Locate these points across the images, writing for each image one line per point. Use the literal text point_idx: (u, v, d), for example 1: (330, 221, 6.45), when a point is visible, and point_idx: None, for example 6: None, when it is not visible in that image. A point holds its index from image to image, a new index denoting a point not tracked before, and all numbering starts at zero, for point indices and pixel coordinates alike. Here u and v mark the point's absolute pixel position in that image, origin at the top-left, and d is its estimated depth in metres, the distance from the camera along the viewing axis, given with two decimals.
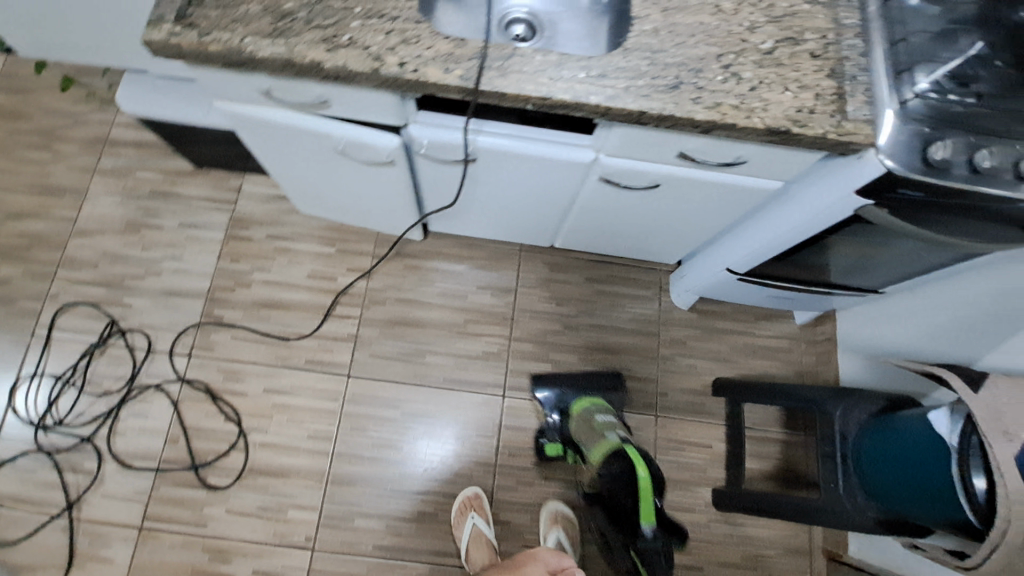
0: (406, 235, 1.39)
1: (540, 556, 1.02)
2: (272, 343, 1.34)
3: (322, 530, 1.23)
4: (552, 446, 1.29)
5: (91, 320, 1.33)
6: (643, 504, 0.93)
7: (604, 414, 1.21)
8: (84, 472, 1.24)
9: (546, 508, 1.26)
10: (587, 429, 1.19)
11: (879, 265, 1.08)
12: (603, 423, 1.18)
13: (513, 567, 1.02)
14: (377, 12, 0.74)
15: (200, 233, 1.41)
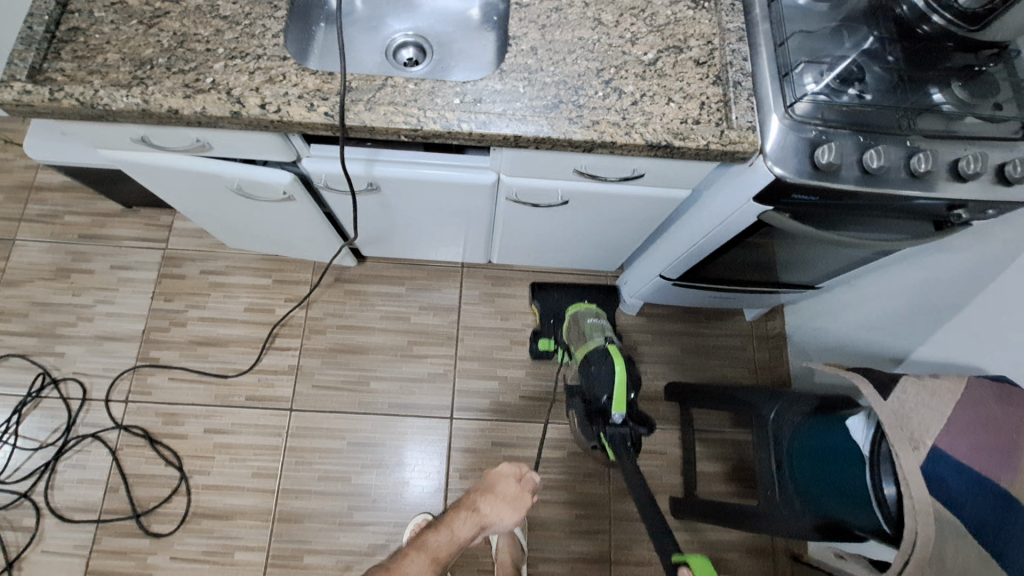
0: (340, 261, 1.37)
1: (503, 471, 0.98)
2: (211, 381, 1.32)
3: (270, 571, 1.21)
4: (543, 342, 1.32)
5: (23, 372, 1.30)
6: (616, 398, 0.96)
7: (596, 320, 1.28)
8: (22, 529, 1.21)
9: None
10: (579, 332, 1.25)
11: (809, 263, 1.04)
12: (592, 328, 1.25)
13: (483, 488, 0.93)
14: (241, 52, 0.72)
15: (132, 274, 1.38)
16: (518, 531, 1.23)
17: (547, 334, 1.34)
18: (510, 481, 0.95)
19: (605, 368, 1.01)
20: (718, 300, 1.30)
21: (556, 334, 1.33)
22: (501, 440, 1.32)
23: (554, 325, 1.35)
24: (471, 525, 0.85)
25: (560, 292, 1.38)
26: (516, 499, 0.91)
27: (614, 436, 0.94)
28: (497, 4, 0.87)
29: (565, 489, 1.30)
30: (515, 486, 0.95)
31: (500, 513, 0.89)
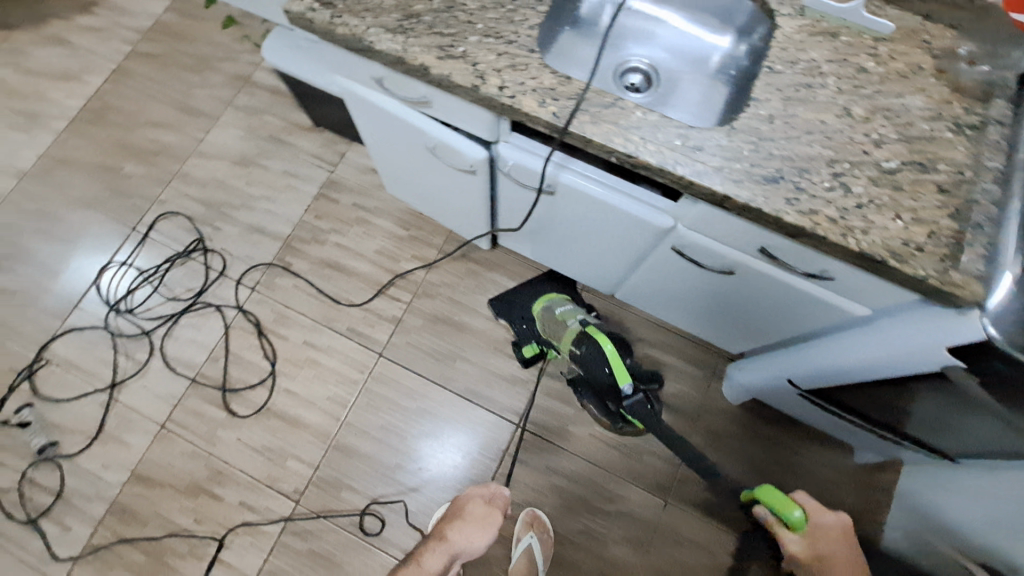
0: (474, 241, 1.40)
1: (475, 495, 1.14)
2: (325, 302, 1.41)
3: (310, 489, 1.27)
4: (526, 347, 1.32)
5: (185, 231, 1.47)
6: (618, 372, 0.98)
7: (564, 306, 1.29)
8: (133, 360, 1.35)
9: (523, 514, 1.25)
10: (555, 324, 1.27)
11: (957, 436, 0.90)
12: (563, 315, 1.26)
13: (454, 512, 1.12)
14: (496, 33, 0.75)
15: (297, 183, 1.52)
16: (541, 562, 1.20)
17: (526, 340, 1.34)
18: (479, 505, 1.11)
19: (593, 350, 1.04)
20: (833, 426, 1.20)
21: (535, 335, 1.34)
22: (555, 466, 1.30)
23: (528, 328, 1.35)
24: (441, 555, 1.04)
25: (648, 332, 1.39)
26: (482, 521, 1.08)
27: (635, 411, 0.94)
28: (740, 60, 0.86)
29: (598, 542, 1.25)
30: (483, 508, 1.11)
31: (469, 536, 1.06)
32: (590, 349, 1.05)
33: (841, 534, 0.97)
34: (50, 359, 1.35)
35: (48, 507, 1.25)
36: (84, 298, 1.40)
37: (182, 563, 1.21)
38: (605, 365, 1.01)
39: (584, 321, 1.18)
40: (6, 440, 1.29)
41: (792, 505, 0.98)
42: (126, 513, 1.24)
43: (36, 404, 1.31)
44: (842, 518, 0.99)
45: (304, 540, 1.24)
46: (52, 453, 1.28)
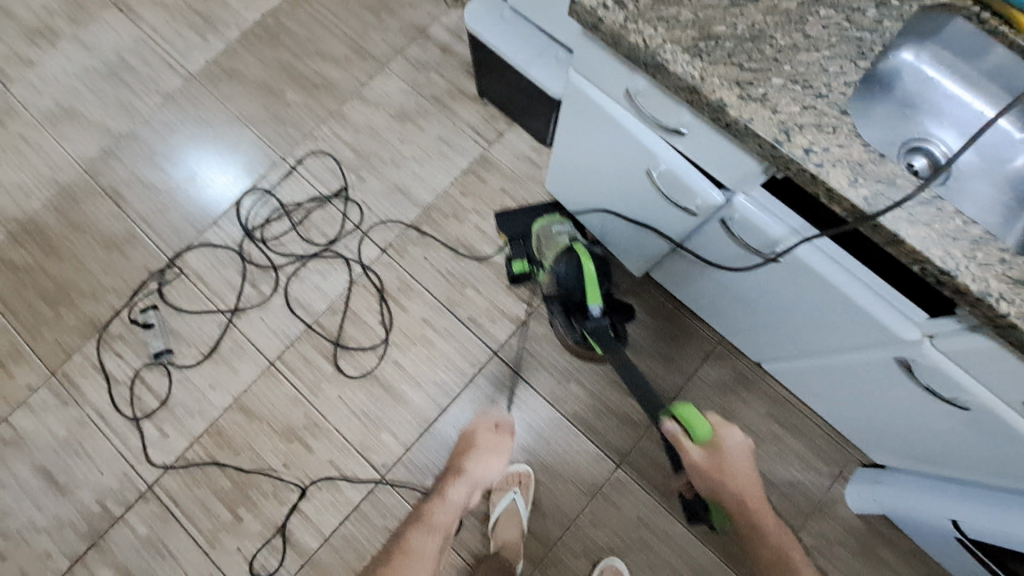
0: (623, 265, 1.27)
1: (481, 425, 1.23)
2: (451, 283, 1.34)
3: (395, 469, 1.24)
4: (517, 263, 1.28)
5: (330, 175, 1.42)
6: (590, 292, 1.07)
7: (561, 224, 1.25)
8: (257, 291, 1.34)
9: (601, 565, 1.17)
10: (546, 241, 1.24)
11: None
12: (557, 232, 1.23)
13: (462, 448, 1.16)
14: (805, 80, 0.64)
15: (450, 151, 1.42)
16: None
17: (519, 256, 1.29)
18: (489, 434, 1.21)
19: (572, 267, 1.10)
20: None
21: (527, 252, 1.29)
22: (647, 520, 1.21)
23: (524, 246, 1.30)
24: (462, 486, 1.08)
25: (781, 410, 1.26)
26: (495, 450, 1.14)
27: (596, 330, 1.07)
28: None
29: None
30: (492, 435, 1.21)
31: (486, 462, 1.13)
32: (569, 265, 1.11)
33: (741, 448, 0.96)
34: (181, 269, 1.36)
35: (153, 411, 1.28)
36: (224, 217, 1.40)
37: (262, 504, 1.22)
38: (580, 283, 1.09)
39: (574, 240, 1.18)
40: (129, 335, 1.32)
41: (702, 422, 0.93)
42: (222, 439, 1.26)
43: (163, 309, 1.34)
44: (743, 436, 0.97)
45: (379, 517, 1.22)
46: (166, 359, 1.30)
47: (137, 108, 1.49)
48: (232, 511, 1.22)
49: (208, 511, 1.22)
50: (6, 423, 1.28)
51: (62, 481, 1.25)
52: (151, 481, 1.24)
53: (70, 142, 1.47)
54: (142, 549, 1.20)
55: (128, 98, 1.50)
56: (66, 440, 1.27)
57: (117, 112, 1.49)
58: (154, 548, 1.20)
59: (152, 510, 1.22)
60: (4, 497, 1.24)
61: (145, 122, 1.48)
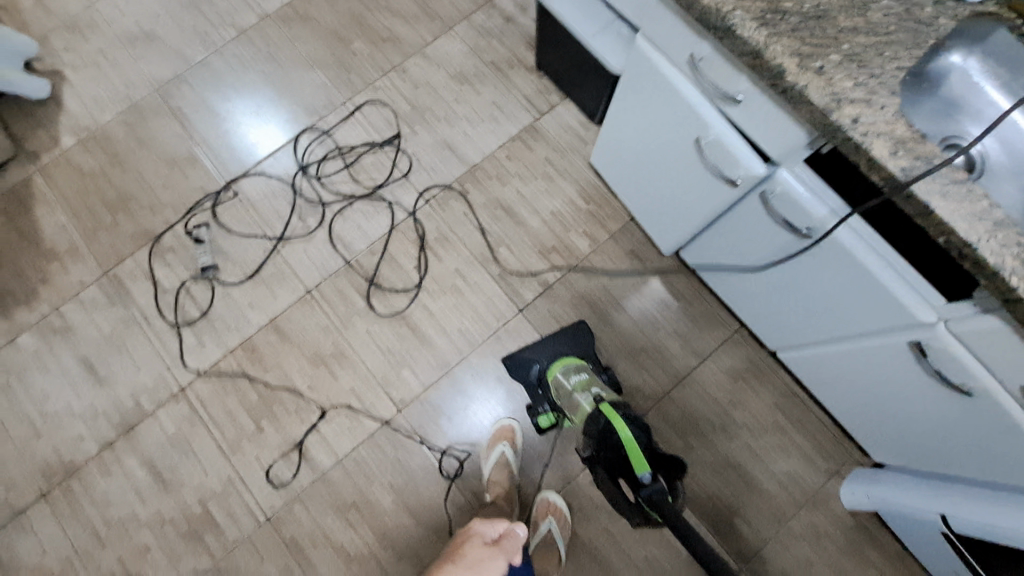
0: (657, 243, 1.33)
1: (476, 534, 1.02)
2: (486, 241, 1.40)
3: (412, 405, 1.31)
4: (543, 418, 1.23)
5: (385, 124, 1.48)
6: (632, 457, 0.82)
7: (579, 373, 1.17)
8: (303, 224, 1.41)
9: (538, 500, 1.23)
10: (567, 396, 1.15)
11: None
12: (577, 383, 1.15)
13: (451, 553, 1.00)
14: (861, 59, 0.69)
15: (501, 117, 1.48)
16: (560, 545, 1.19)
17: (542, 409, 1.24)
18: (477, 547, 0.98)
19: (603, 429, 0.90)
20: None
21: (548, 402, 1.24)
22: None
23: (543, 393, 1.25)
24: None
25: (786, 401, 1.31)
26: (477, 566, 0.95)
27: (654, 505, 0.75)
28: None
29: None
30: (484, 549, 0.99)
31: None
32: (602, 431, 0.90)
33: None
34: (236, 194, 1.44)
35: (195, 321, 1.36)
36: (281, 151, 1.47)
37: (284, 420, 1.30)
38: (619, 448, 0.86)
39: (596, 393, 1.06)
40: (180, 249, 1.41)
41: None
42: (255, 355, 1.34)
43: (214, 228, 1.41)
44: None
45: (391, 448, 1.29)
46: (211, 275, 1.38)
47: (212, 39, 1.57)
48: (257, 423, 1.30)
49: (233, 420, 1.30)
50: (57, 313, 1.37)
51: (101, 373, 1.33)
52: (184, 385, 1.32)
53: (146, 63, 1.55)
54: (169, 446, 1.29)
55: (205, 29, 1.58)
56: (109, 336, 1.35)
57: (193, 41, 1.57)
58: (180, 445, 1.29)
59: (182, 411, 1.31)
60: (47, 380, 1.32)
61: (218, 54, 1.56)
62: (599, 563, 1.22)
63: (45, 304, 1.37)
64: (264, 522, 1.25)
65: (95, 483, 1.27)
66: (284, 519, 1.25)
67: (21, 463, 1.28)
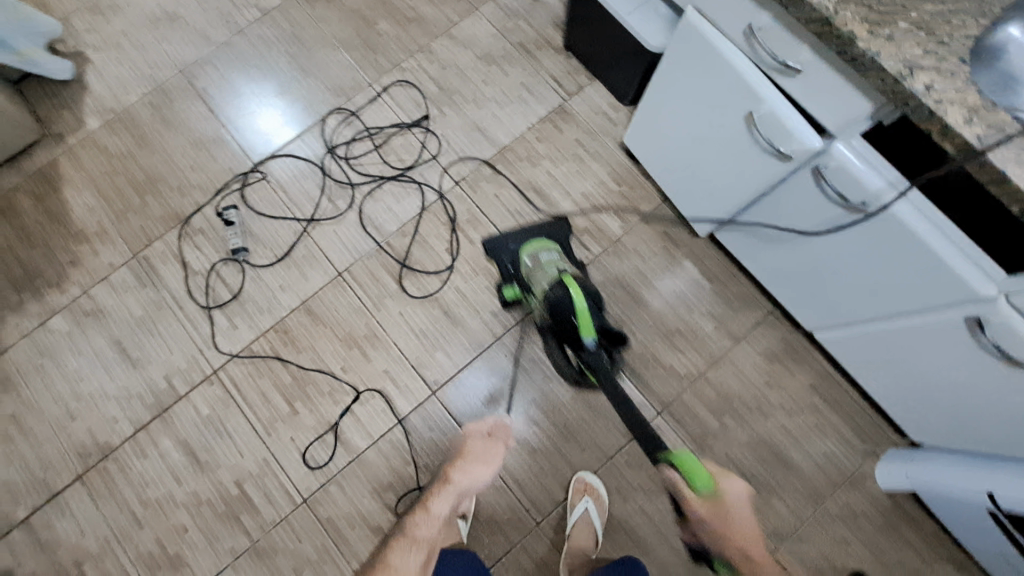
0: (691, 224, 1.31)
1: (473, 432, 1.16)
2: (518, 222, 1.39)
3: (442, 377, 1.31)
4: (508, 289, 1.30)
5: (413, 105, 1.46)
6: (582, 324, 1.02)
7: (549, 253, 1.25)
8: (334, 206, 1.41)
9: (573, 481, 1.23)
10: (534, 267, 1.25)
11: None
12: (546, 262, 1.23)
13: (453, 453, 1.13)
14: (929, 28, 0.68)
15: (530, 97, 1.45)
16: (594, 526, 1.19)
17: (511, 282, 1.31)
18: (477, 441, 1.14)
19: (565, 299, 1.07)
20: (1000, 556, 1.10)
21: (516, 276, 1.31)
22: None
23: (513, 270, 1.32)
24: (447, 498, 1.05)
25: (821, 383, 1.31)
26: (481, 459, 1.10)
27: (591, 362, 1.00)
28: None
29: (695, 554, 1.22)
30: (483, 442, 1.14)
31: (473, 473, 1.08)
32: (563, 299, 1.08)
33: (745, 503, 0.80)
34: (264, 175, 1.43)
35: (226, 303, 1.35)
36: (308, 133, 1.46)
37: (317, 402, 1.30)
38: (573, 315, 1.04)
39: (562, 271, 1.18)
40: (209, 231, 1.40)
41: (705, 475, 0.76)
42: (287, 337, 1.34)
43: (244, 210, 1.41)
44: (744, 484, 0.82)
45: (426, 428, 1.29)
46: (242, 258, 1.38)
47: (235, 20, 1.55)
48: (291, 404, 1.30)
49: (267, 401, 1.30)
50: (88, 296, 1.37)
51: (134, 355, 1.33)
52: (217, 366, 1.32)
53: (169, 44, 1.53)
54: (203, 427, 1.29)
55: (228, 10, 1.56)
56: (141, 318, 1.35)
57: (216, 22, 1.55)
58: (215, 427, 1.29)
59: (216, 393, 1.31)
60: (81, 362, 1.33)
61: (242, 35, 1.54)
62: (637, 541, 1.23)
63: (76, 286, 1.38)
64: (301, 502, 1.25)
65: (131, 464, 1.27)
66: (321, 499, 1.25)
67: (58, 443, 1.29)
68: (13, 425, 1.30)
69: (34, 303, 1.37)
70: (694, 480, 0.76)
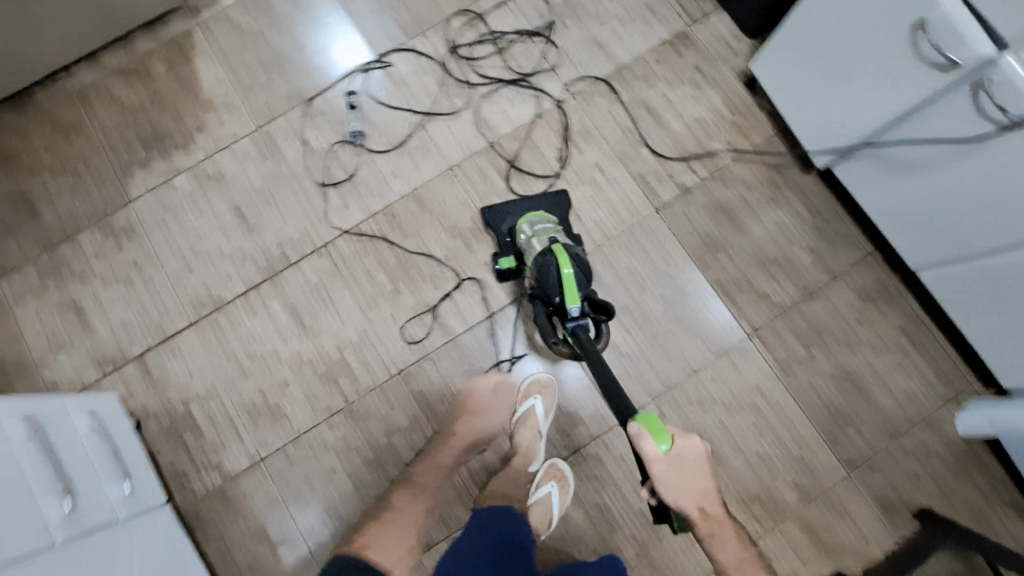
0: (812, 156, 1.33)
1: (478, 388, 1.22)
2: (628, 138, 1.41)
3: (495, 211, 1.36)
4: (504, 260, 1.30)
5: (537, 15, 1.49)
6: (567, 293, 1.04)
7: (543, 223, 1.26)
8: (451, 102, 1.45)
9: (545, 464, 1.23)
10: (526, 234, 1.25)
11: None
12: (538, 228, 1.25)
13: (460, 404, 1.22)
14: None
15: (653, 21, 1.49)
16: (555, 511, 1.20)
17: (506, 254, 1.32)
18: (483, 395, 1.22)
19: (552, 268, 1.08)
20: None
21: (513, 250, 1.32)
22: (764, 389, 1.29)
23: (509, 241, 1.33)
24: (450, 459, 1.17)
25: (911, 326, 1.32)
26: (489, 408, 1.21)
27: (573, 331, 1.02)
28: None
29: (768, 471, 1.25)
30: (489, 397, 1.22)
31: (473, 424, 1.20)
32: (548, 267, 1.08)
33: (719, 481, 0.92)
34: (387, 66, 1.48)
35: (340, 182, 1.41)
36: (432, 30, 1.49)
37: (417, 284, 1.36)
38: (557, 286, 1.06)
39: (552, 241, 1.17)
40: (330, 114, 1.46)
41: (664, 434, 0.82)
42: (395, 220, 1.39)
43: (364, 97, 1.46)
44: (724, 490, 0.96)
45: (520, 321, 1.34)
46: (359, 142, 1.44)
47: None
48: (394, 283, 1.36)
49: (372, 277, 1.36)
50: (210, 161, 1.43)
51: (251, 221, 1.40)
52: (328, 241, 1.38)
53: None
54: (311, 294, 1.35)
55: None
56: (260, 187, 1.42)
57: None
58: (321, 295, 1.35)
59: (325, 263, 1.37)
60: (200, 221, 1.40)
61: None
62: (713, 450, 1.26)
63: (200, 151, 1.44)
64: (395, 374, 1.31)
65: (240, 320, 1.34)
66: (414, 374, 1.31)
67: (174, 293, 1.36)
68: (134, 271, 1.38)
69: (159, 161, 1.44)
70: (654, 436, 0.81)
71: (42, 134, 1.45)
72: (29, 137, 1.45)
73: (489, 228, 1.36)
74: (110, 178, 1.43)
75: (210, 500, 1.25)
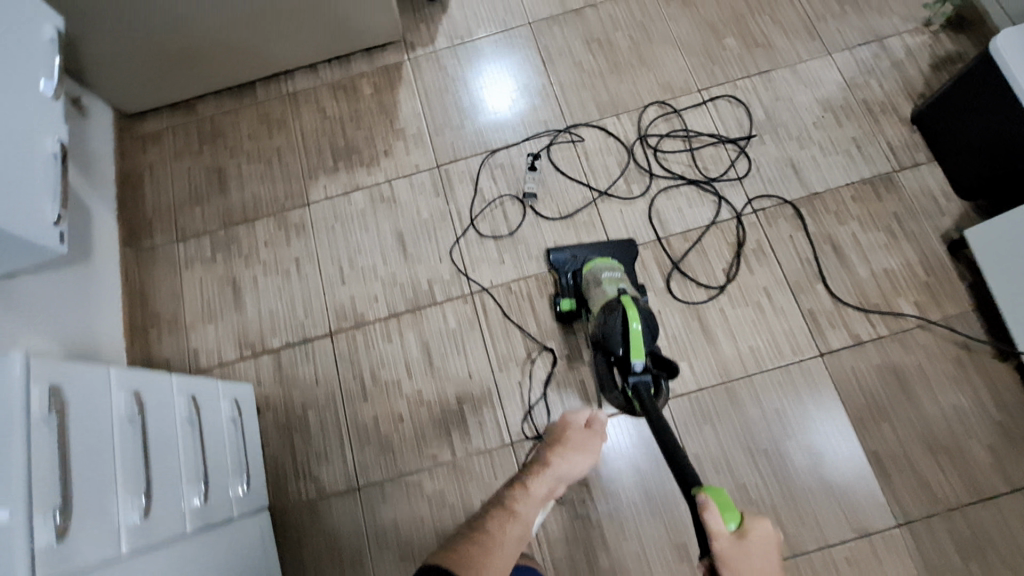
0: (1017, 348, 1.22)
1: (569, 420, 1.08)
2: (806, 271, 1.34)
3: (562, 252, 1.38)
4: (564, 300, 1.31)
5: (737, 125, 1.47)
6: (633, 347, 0.99)
7: (611, 272, 1.23)
8: (629, 188, 1.44)
9: None
10: (593, 282, 1.23)
11: None
12: (605, 277, 1.22)
13: (551, 437, 1.05)
14: None
15: (858, 157, 1.42)
16: None
17: (566, 295, 1.32)
18: (578, 431, 1.05)
19: (618, 319, 1.03)
20: None
21: (575, 291, 1.32)
22: None
23: (573, 283, 1.33)
24: (549, 479, 0.94)
25: None
26: (584, 445, 1.02)
27: (634, 386, 0.97)
28: None
29: None
30: (582, 433, 1.05)
31: (574, 460, 0.98)
32: (615, 320, 1.04)
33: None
34: (575, 138, 1.50)
35: (502, 236, 1.43)
36: (627, 114, 1.51)
37: (552, 358, 1.33)
38: (622, 338, 1.01)
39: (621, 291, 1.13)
40: (509, 169, 1.49)
41: (734, 513, 0.65)
42: (545, 288, 1.38)
43: (546, 161, 1.49)
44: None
45: None
46: (529, 202, 1.45)
47: None
48: (529, 349, 1.34)
49: (509, 338, 1.35)
50: (389, 185, 1.50)
51: (409, 250, 1.44)
52: (476, 290, 1.39)
53: None
54: (446, 336, 1.36)
55: None
56: (426, 221, 1.46)
57: None
58: (455, 341, 1.36)
59: (467, 311, 1.38)
60: (364, 238, 1.46)
61: (595, 9, 1.62)
62: None
63: (382, 173, 1.51)
64: (507, 444, 1.28)
65: (375, 342, 1.37)
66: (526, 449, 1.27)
67: (323, 298, 1.41)
68: (293, 267, 1.45)
69: (344, 172, 1.52)
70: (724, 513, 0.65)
71: (251, 121, 1.58)
72: (239, 121, 1.58)
73: (554, 272, 1.37)
74: (297, 176, 1.52)
75: (301, 511, 1.26)
